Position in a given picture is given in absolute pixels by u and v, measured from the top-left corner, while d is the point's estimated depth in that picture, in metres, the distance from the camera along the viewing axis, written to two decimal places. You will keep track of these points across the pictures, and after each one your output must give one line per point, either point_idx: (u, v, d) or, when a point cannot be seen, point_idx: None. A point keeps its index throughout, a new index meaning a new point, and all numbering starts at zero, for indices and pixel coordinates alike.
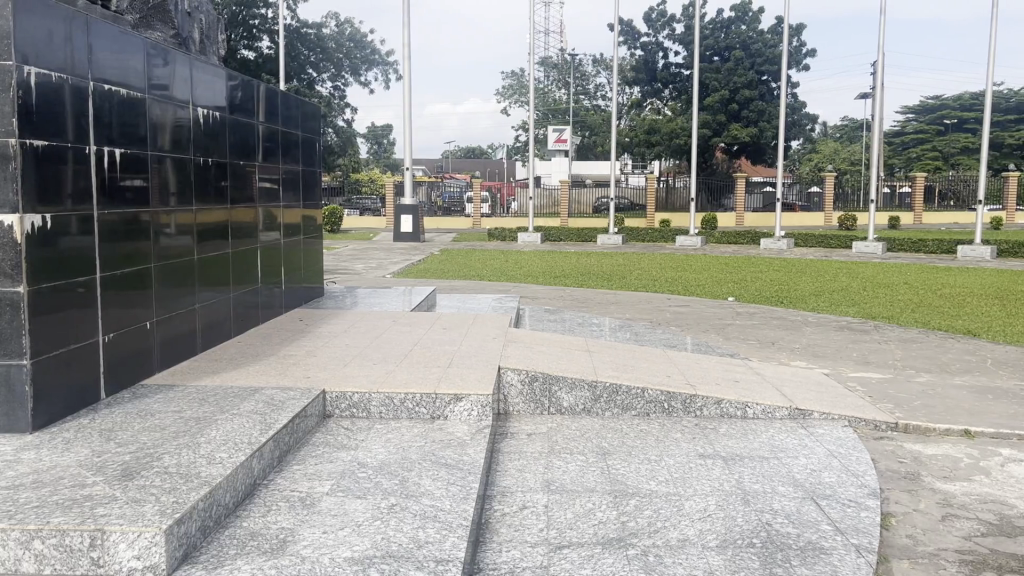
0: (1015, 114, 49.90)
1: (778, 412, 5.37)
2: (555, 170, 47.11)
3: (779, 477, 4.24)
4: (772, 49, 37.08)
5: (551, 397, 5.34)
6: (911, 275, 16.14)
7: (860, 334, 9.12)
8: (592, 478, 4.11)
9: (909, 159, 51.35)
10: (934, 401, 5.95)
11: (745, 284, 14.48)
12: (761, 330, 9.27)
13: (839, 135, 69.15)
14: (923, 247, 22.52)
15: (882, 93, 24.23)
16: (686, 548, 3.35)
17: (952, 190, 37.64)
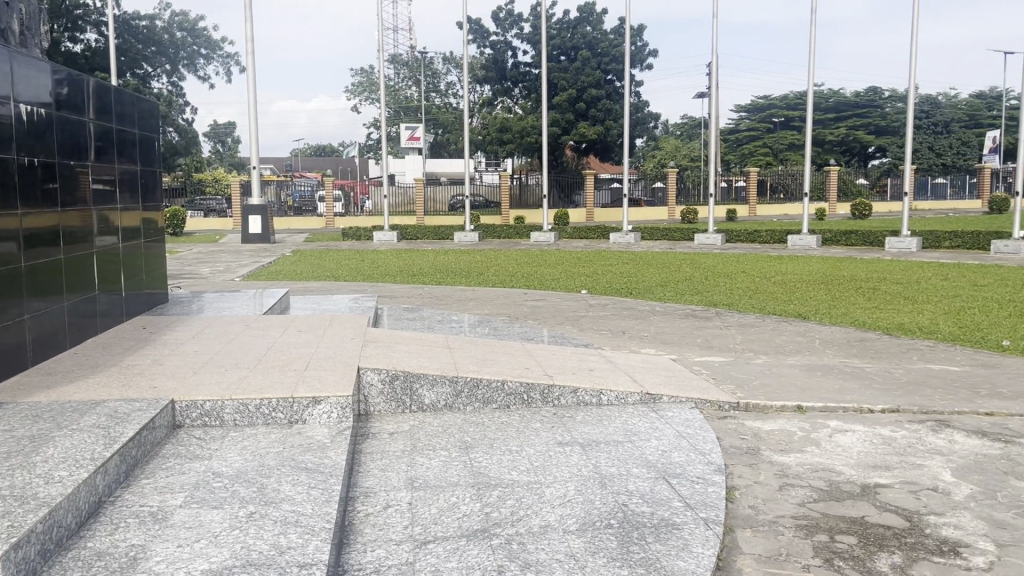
0: (834, 113, 54.05)
1: (630, 397, 5.60)
2: (408, 169, 46.85)
3: (632, 459, 4.44)
4: (616, 49, 38.40)
5: (412, 394, 5.33)
6: (748, 264, 17.17)
7: (702, 321, 9.66)
8: (454, 473, 4.15)
9: (742, 156, 54.56)
10: (770, 381, 6.39)
11: (597, 277, 14.93)
12: (613, 320, 9.62)
13: (680, 133, 72.56)
14: (757, 237, 24.02)
15: (717, 93, 25.65)
16: (549, 534, 3.44)
17: (781, 184, 40.31)
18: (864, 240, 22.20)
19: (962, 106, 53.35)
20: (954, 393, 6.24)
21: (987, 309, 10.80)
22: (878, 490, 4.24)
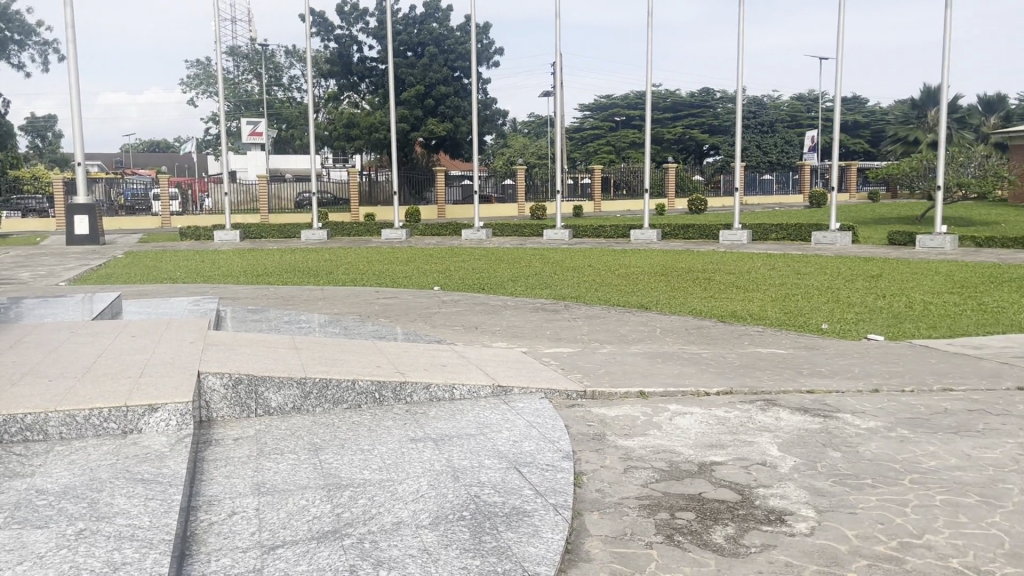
0: (671, 112, 56.72)
1: (482, 390, 5.67)
2: (251, 165, 45.16)
3: (484, 451, 4.50)
4: (463, 46, 38.64)
5: (258, 398, 5.18)
6: (595, 258, 17.72)
7: (552, 314, 9.90)
8: (303, 476, 4.06)
9: (587, 153, 56.22)
10: (615, 369, 6.65)
11: (448, 273, 14.97)
12: (464, 315, 9.70)
13: (527, 130, 73.89)
14: (603, 232, 24.85)
15: (561, 92, 26.30)
16: (401, 530, 3.43)
17: (625, 180, 41.86)
18: (701, 234, 23.45)
19: (785, 107, 57.28)
20: (781, 373, 6.74)
21: (808, 295, 11.71)
22: (713, 467, 4.52)
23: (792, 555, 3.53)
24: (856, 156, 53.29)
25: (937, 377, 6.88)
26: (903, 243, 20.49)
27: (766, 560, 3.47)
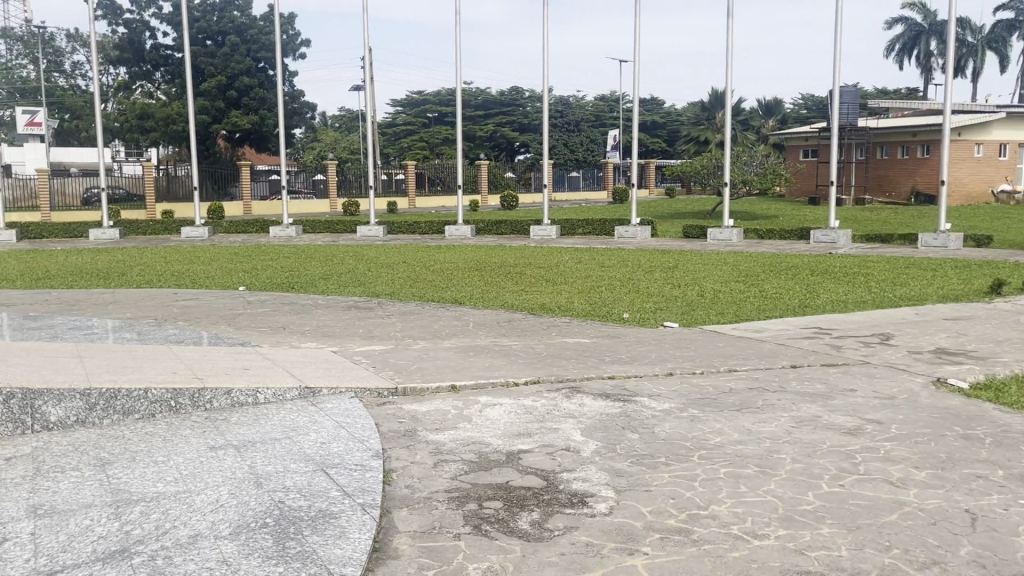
0: (482, 109, 57.51)
1: (288, 393, 5.48)
2: (29, 158, 41.09)
3: (289, 455, 4.38)
4: (267, 37, 37.23)
5: (35, 413, 4.82)
6: (409, 254, 17.68)
7: (364, 311, 9.77)
8: (88, 493, 3.78)
9: (400, 149, 55.83)
10: (426, 364, 6.67)
11: (256, 272, 14.40)
12: (272, 316, 9.36)
13: (338, 124, 72.31)
14: (417, 229, 24.79)
15: (371, 87, 25.97)
16: (197, 543, 3.27)
17: (438, 176, 41.96)
18: (512, 229, 23.99)
19: (590, 107, 59.68)
20: (585, 362, 7.04)
21: (611, 287, 12.30)
22: (521, 456, 4.66)
23: (593, 534, 3.73)
24: (655, 154, 56.50)
25: (723, 359, 7.47)
26: (696, 236, 22.02)
27: (569, 542, 3.65)
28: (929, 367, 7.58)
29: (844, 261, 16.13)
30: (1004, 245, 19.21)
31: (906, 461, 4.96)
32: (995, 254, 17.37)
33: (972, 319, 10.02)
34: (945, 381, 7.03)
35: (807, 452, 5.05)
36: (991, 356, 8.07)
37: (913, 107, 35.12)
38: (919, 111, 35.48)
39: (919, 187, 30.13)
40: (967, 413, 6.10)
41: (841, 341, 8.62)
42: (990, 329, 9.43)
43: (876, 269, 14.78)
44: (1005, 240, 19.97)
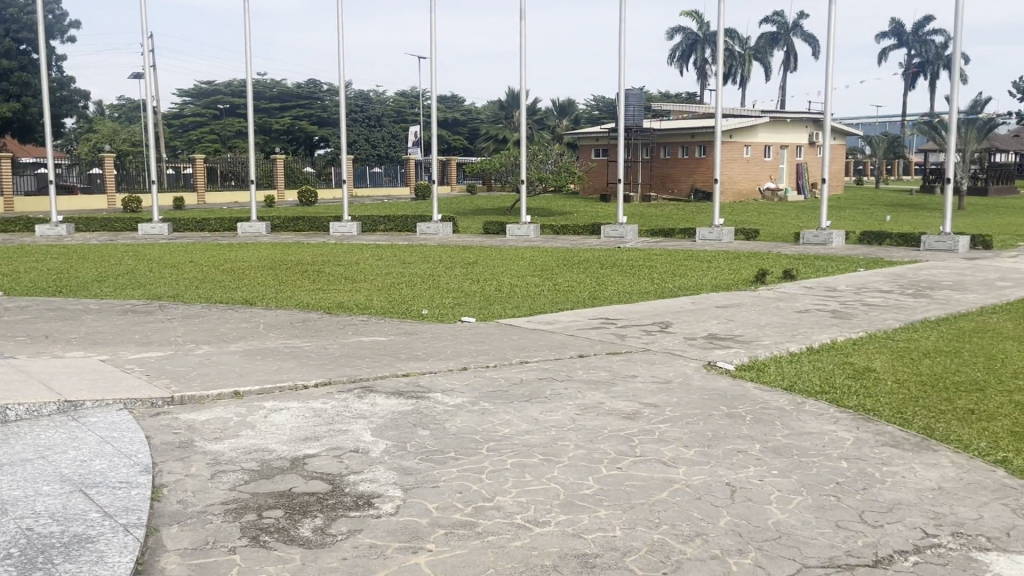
0: (277, 102, 55.46)
1: (45, 408, 5.12)
2: None
3: (42, 477, 4.02)
4: (29, 16, 33.91)
5: None
6: (196, 253, 16.72)
7: (143, 316, 9.10)
8: None
9: (189, 141, 52.63)
10: (208, 370, 6.30)
11: (17, 275, 13.03)
12: (33, 324, 8.50)
13: (116, 114, 67.00)
14: (207, 226, 23.48)
15: (151, 75, 24.29)
16: None
17: (231, 171, 39.96)
18: (311, 225, 23.33)
19: (390, 102, 59.27)
20: (379, 360, 6.97)
21: (410, 284, 12.27)
22: (305, 461, 4.53)
23: (377, 536, 3.69)
24: (456, 150, 57.03)
25: (515, 352, 7.66)
26: (495, 232, 22.51)
27: (351, 545, 3.58)
28: (701, 352, 8.20)
29: (631, 254, 17.10)
30: (766, 238, 21.23)
31: (677, 440, 5.32)
32: (761, 246, 19.13)
33: (740, 306, 10.97)
34: (715, 364, 7.65)
35: (590, 438, 5.29)
36: (755, 340, 8.87)
37: (691, 110, 37.85)
38: (696, 114, 38.30)
39: (698, 185, 32.52)
40: (732, 392, 6.67)
41: (626, 330, 9.12)
42: (754, 315, 10.37)
43: (659, 262, 15.80)
44: (769, 233, 22.04)
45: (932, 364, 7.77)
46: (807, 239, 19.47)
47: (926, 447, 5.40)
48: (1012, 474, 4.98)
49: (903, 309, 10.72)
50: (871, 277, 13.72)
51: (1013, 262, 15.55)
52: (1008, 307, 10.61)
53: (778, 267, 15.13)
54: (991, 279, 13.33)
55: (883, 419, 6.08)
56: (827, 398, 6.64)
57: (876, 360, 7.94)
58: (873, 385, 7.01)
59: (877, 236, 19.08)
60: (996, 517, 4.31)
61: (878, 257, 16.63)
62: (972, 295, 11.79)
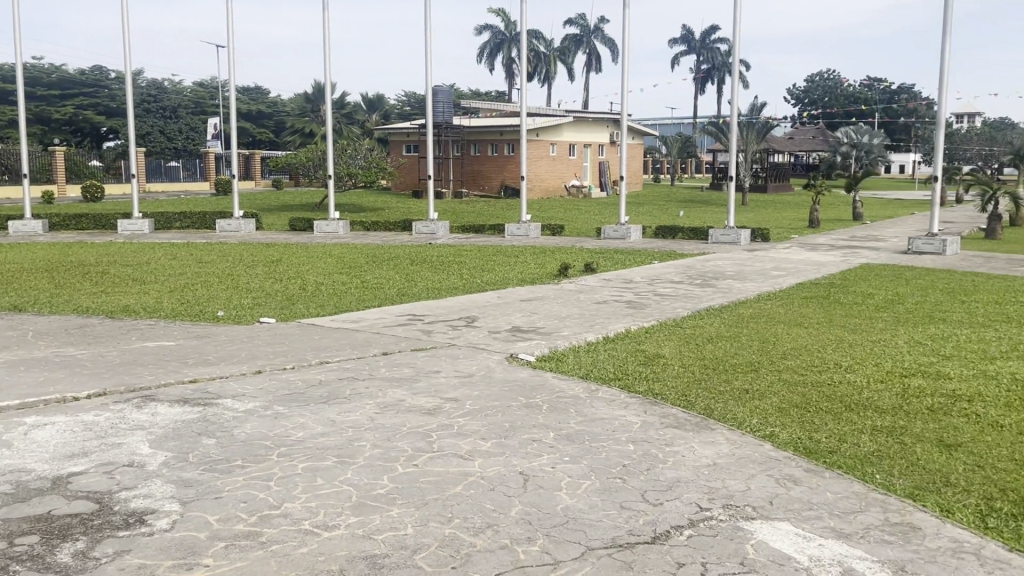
0: (58, 89, 50.85)
1: None
2: None
3: None
4: None
5: None
6: None
7: None
8: None
9: None
10: None
11: None
12: None
13: None
14: None
15: None
16: None
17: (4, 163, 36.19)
18: (97, 223, 21.60)
19: (189, 92, 56.03)
20: (164, 366, 6.54)
21: (207, 284, 11.62)
22: (70, 479, 4.16)
23: (148, 555, 3.45)
24: (262, 144, 54.78)
25: (315, 352, 7.44)
26: (302, 228, 21.91)
27: (116, 569, 3.32)
28: (504, 344, 8.35)
29: (440, 250, 17.16)
30: (572, 233, 22.05)
31: (474, 434, 5.36)
32: (565, 241, 19.84)
33: (543, 299, 11.29)
34: (517, 356, 7.80)
35: (387, 436, 5.22)
36: (556, 331, 9.16)
37: (499, 108, 38.61)
38: (504, 112, 39.11)
39: (507, 181, 33.24)
40: (531, 383, 6.83)
41: (431, 326, 9.12)
42: (556, 307, 10.71)
43: (467, 257, 15.97)
44: (574, 228, 22.90)
45: (714, 348, 8.35)
46: (608, 234, 20.42)
47: (704, 426, 5.78)
48: (777, 446, 5.43)
49: (691, 298, 11.48)
50: (664, 269, 14.59)
51: (785, 253, 17.11)
52: (780, 294, 11.63)
53: (581, 260, 15.73)
54: (767, 269, 14.58)
55: (668, 401, 6.45)
56: (619, 384, 6.96)
57: (665, 346, 8.42)
58: (661, 370, 7.43)
59: (670, 230, 20.35)
60: (761, 487, 4.68)
61: (671, 250, 17.74)
62: (751, 284, 12.83)
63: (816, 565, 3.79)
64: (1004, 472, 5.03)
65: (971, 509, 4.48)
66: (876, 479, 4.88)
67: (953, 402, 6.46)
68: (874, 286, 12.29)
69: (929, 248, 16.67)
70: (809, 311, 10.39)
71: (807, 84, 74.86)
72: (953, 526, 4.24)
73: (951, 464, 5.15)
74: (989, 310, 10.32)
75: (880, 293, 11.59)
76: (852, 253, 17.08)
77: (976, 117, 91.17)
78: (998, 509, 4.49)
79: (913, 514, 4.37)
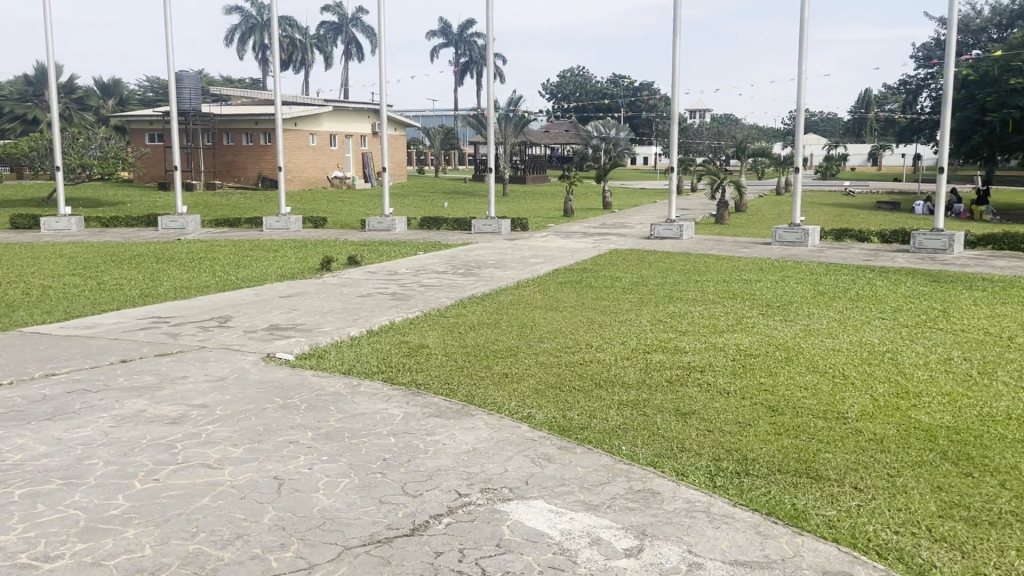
0: None
1: None
2: None
3: None
4: None
5: None
6: None
7: None
8: None
9: None
10: None
11: None
12: None
13: None
14: None
15: None
16: None
17: None
18: None
19: None
20: None
21: None
22: None
23: None
24: None
25: (39, 364, 6.67)
26: (28, 226, 19.78)
27: None
28: (260, 344, 7.97)
29: (191, 246, 16.10)
30: (335, 225, 21.62)
31: (225, 441, 5.05)
32: (328, 233, 19.36)
33: (303, 295, 10.93)
34: (275, 355, 7.47)
35: (123, 451, 4.78)
36: (316, 327, 8.89)
37: (253, 96, 36.90)
38: (258, 100, 37.44)
39: (265, 173, 31.91)
40: (289, 382, 6.56)
41: (178, 328, 8.50)
42: (318, 302, 10.41)
43: (222, 253, 15.10)
44: (337, 221, 22.44)
45: (476, 335, 8.52)
46: (372, 226, 20.21)
47: (465, 413, 5.86)
48: (533, 427, 5.63)
49: (454, 287, 11.64)
50: (428, 260, 14.69)
51: (543, 241, 17.88)
52: (538, 281, 12.11)
53: (343, 253, 15.43)
54: (526, 257, 15.14)
55: (431, 391, 6.48)
56: (382, 377, 6.89)
57: (429, 336, 8.46)
58: (424, 360, 7.46)
59: (434, 221, 20.55)
60: (518, 468, 4.82)
61: (435, 241, 17.89)
62: (511, 272, 13.25)
63: (566, 538, 3.96)
64: (730, 433, 5.57)
65: (702, 470, 4.91)
66: (622, 451, 5.21)
67: (689, 373, 7.06)
68: (622, 270, 13.16)
69: (668, 234, 18.15)
70: (564, 295, 10.91)
71: (560, 80, 78.91)
72: (687, 488, 4.61)
73: (686, 430, 5.61)
74: (719, 288, 11.42)
75: (628, 277, 12.43)
76: (602, 239, 18.18)
77: (705, 112, 100.67)
78: (725, 469, 4.95)
79: (654, 480, 4.71)
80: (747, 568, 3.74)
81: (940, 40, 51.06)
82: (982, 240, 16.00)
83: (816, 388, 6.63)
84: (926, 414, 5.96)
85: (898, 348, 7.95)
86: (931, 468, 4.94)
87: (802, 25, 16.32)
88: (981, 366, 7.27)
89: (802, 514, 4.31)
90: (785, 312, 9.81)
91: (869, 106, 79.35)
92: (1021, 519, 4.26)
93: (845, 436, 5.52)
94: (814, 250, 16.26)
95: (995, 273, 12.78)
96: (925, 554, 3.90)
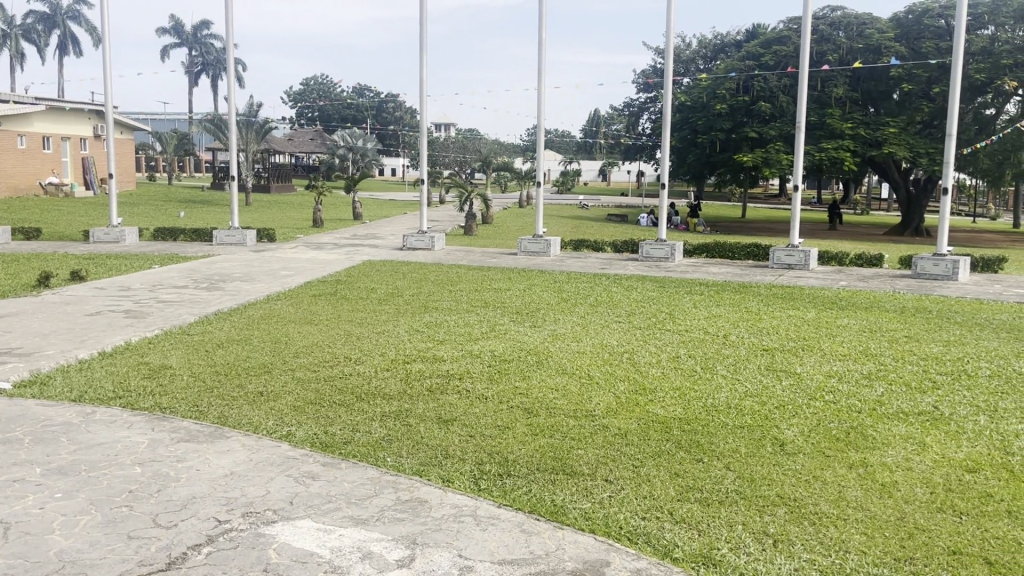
0: None
1: None
2: None
3: None
4: None
5: None
6: None
7: None
8: None
9: None
10: None
11: None
12: None
13: None
14: None
15: None
16: None
17: None
18: None
19: None
20: None
21: None
22: None
23: None
24: None
25: None
26: None
27: None
28: None
29: None
30: (51, 236, 19.40)
31: None
32: (43, 246, 17.36)
33: (19, 315, 9.68)
34: None
35: None
36: (38, 351, 7.94)
37: None
38: None
39: None
40: (8, 414, 5.80)
41: None
42: (37, 323, 9.29)
43: None
44: (53, 232, 20.17)
45: (224, 353, 8.08)
46: (97, 237, 18.42)
47: (219, 435, 5.53)
48: (294, 444, 5.46)
49: (198, 303, 10.93)
50: (165, 273, 13.66)
51: (291, 252, 17.31)
52: (289, 294, 11.70)
53: (65, 267, 13.95)
54: (274, 269, 14.58)
55: (177, 414, 6.04)
56: (120, 402, 6.31)
57: (172, 356, 7.90)
58: (168, 382, 6.92)
59: (169, 232, 19.16)
60: (281, 488, 4.65)
61: (171, 253, 16.69)
62: (258, 285, 12.69)
63: (337, 555, 3.88)
64: (491, 437, 5.76)
65: (467, 475, 5.03)
66: (387, 462, 5.19)
67: (448, 381, 7.19)
68: (376, 281, 13.08)
69: (420, 244, 18.35)
70: (318, 308, 10.68)
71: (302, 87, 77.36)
72: (453, 493, 4.71)
73: (448, 437, 5.72)
74: (471, 297, 11.75)
75: (382, 288, 12.38)
76: (353, 250, 17.96)
77: (449, 127, 103.17)
78: (488, 472, 5.11)
79: (420, 488, 4.75)
80: (515, 565, 3.88)
81: (657, 68, 56.53)
82: (697, 249, 17.85)
83: (566, 389, 7.05)
84: (660, 408, 6.56)
85: (634, 348, 8.67)
86: (668, 457, 5.44)
87: (541, 47, 17.32)
88: (702, 362, 8.11)
89: (563, 510, 4.56)
90: (533, 318, 10.34)
91: (598, 125, 85.76)
92: (744, 496, 4.83)
93: (594, 432, 5.92)
94: (557, 259, 17.23)
95: (709, 278, 14.33)
96: (668, 536, 4.29)
